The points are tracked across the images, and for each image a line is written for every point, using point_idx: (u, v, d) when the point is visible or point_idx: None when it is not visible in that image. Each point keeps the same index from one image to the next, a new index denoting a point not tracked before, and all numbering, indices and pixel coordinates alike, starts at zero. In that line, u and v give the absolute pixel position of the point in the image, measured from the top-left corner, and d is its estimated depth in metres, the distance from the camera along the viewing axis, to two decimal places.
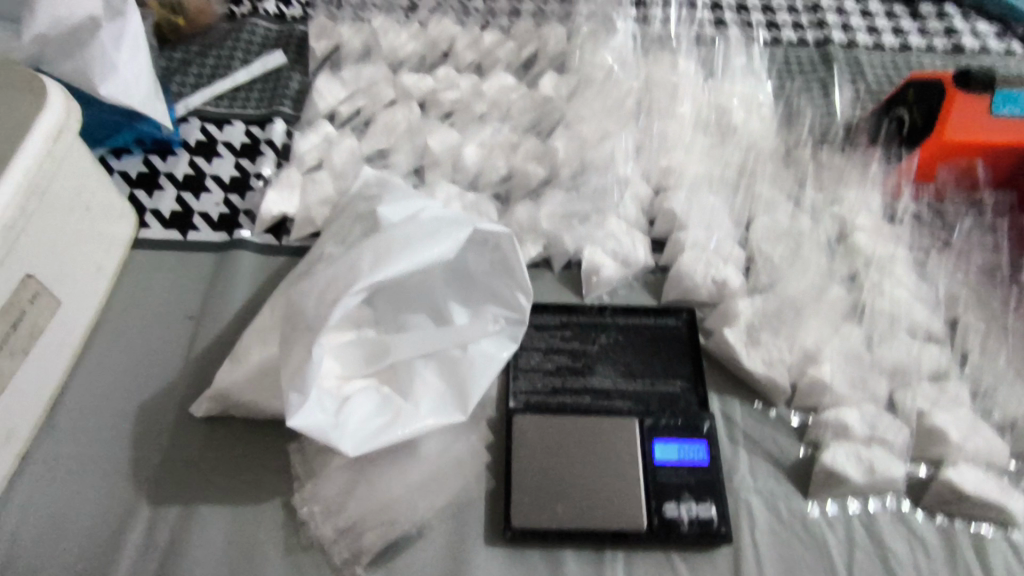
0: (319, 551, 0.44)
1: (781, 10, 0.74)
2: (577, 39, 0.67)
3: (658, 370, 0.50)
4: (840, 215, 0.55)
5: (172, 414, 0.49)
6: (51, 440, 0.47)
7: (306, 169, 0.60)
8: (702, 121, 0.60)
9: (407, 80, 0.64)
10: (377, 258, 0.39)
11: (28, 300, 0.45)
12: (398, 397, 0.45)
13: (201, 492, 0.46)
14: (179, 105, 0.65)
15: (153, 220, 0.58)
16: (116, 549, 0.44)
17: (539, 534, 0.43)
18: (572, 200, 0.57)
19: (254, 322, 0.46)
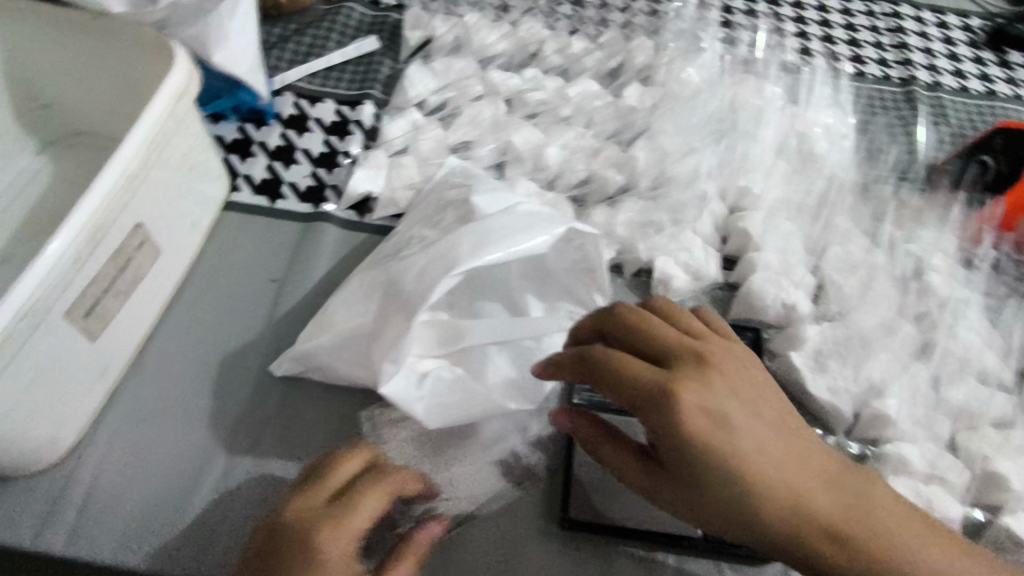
0: (382, 517, 0.46)
1: (868, 45, 0.74)
2: (664, 52, 0.68)
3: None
4: (916, 254, 0.55)
5: (250, 371, 0.51)
6: (138, 382, 0.50)
7: (392, 152, 0.62)
8: (783, 146, 0.61)
9: (496, 77, 0.66)
10: (477, 244, 0.41)
11: (135, 248, 0.47)
12: (471, 379, 0.47)
13: (274, 448, 0.48)
14: (277, 78, 0.67)
15: (244, 185, 0.61)
16: (193, 491, 0.46)
17: (595, 528, 0.45)
18: (649, 210, 0.58)
19: (342, 289, 0.49)
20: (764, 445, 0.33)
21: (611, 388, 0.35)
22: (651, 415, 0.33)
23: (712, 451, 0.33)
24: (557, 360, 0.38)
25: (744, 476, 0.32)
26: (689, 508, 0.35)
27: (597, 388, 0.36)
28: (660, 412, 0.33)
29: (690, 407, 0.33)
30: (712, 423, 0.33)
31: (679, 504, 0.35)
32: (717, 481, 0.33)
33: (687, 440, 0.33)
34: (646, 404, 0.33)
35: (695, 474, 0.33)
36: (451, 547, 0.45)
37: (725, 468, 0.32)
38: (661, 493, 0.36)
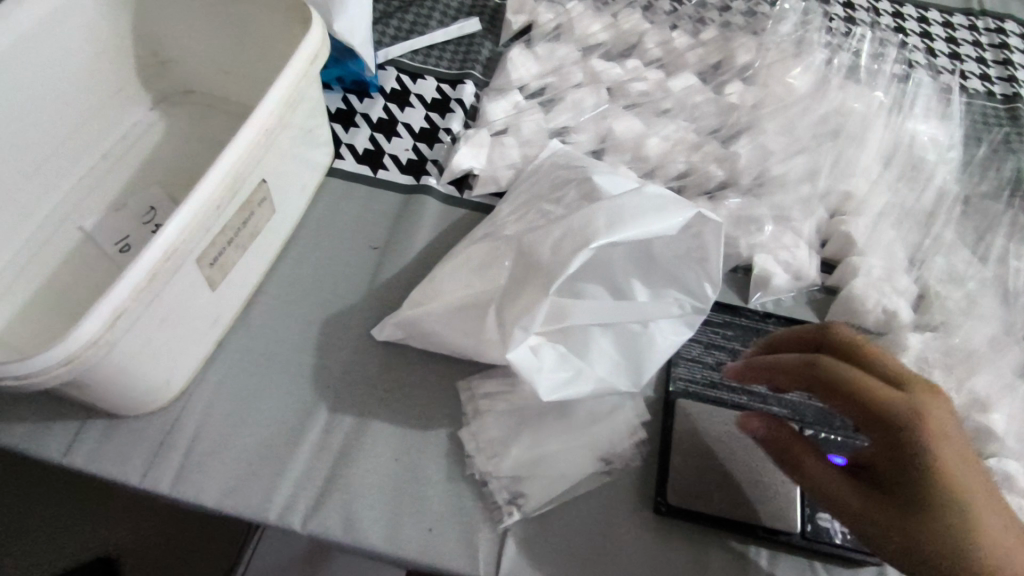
0: (479, 485, 0.46)
1: (969, 60, 0.73)
2: (767, 52, 0.67)
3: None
4: (1022, 273, 0.55)
5: (352, 332, 0.52)
6: (243, 335, 0.51)
7: (495, 132, 0.62)
8: (888, 153, 0.60)
9: (597, 65, 0.66)
10: (611, 220, 0.42)
11: (257, 203, 0.48)
12: (576, 358, 0.48)
13: (374, 408, 0.49)
14: (380, 52, 0.68)
15: (347, 154, 0.62)
16: (295, 444, 0.47)
17: (693, 515, 0.45)
18: (751, 206, 0.57)
19: (451, 259, 0.50)
20: (977, 482, 0.37)
21: (851, 395, 0.38)
22: (892, 423, 0.37)
23: (939, 469, 0.36)
24: (783, 365, 0.42)
25: (961, 504, 0.35)
26: (893, 525, 0.36)
27: (829, 396, 0.39)
28: (901, 422, 0.37)
29: (933, 426, 0.37)
30: (945, 447, 0.37)
31: (888, 522, 0.37)
32: (937, 501, 0.36)
33: (924, 454, 0.36)
34: (891, 414, 0.37)
35: (921, 488, 0.36)
36: (548, 521, 0.45)
37: (944, 489, 0.36)
38: (866, 507, 0.37)
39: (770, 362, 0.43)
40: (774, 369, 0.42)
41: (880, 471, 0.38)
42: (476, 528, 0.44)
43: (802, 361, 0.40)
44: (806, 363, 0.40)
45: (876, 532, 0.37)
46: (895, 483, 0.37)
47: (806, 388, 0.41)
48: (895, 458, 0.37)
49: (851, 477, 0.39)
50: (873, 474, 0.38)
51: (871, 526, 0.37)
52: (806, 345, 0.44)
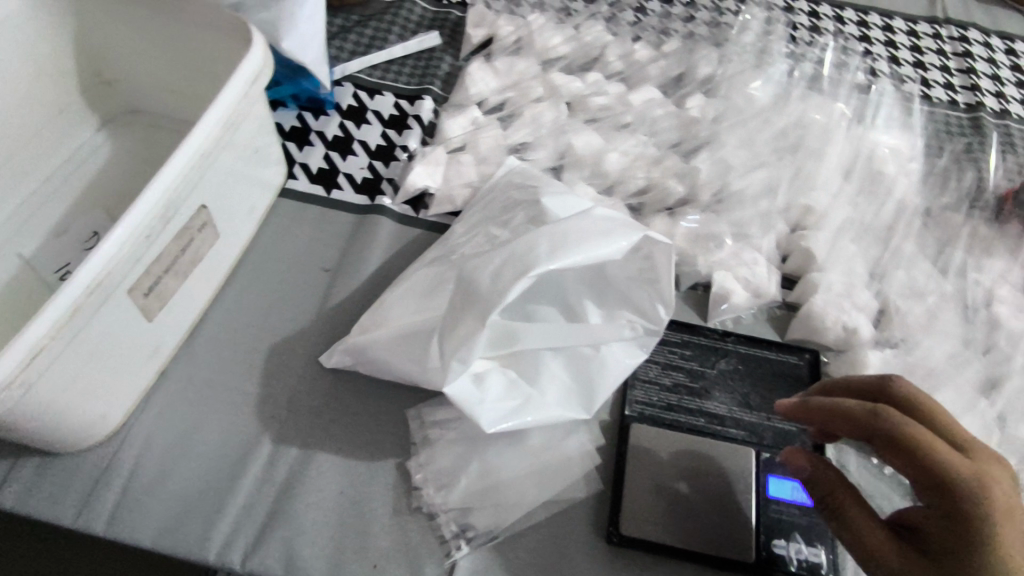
0: (426, 517, 0.45)
1: (934, 68, 0.73)
2: (729, 64, 0.66)
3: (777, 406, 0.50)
4: (984, 286, 0.54)
5: (301, 359, 0.51)
6: (187, 363, 0.50)
7: (451, 149, 0.61)
8: (849, 166, 0.60)
9: (557, 79, 0.65)
10: (554, 245, 0.42)
11: (198, 229, 0.47)
12: (526, 384, 0.47)
13: (321, 438, 0.47)
14: (337, 68, 0.67)
15: (300, 173, 0.61)
16: (236, 478, 0.45)
17: (645, 544, 0.44)
18: (709, 222, 0.56)
19: (400, 283, 0.49)
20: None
21: (917, 454, 0.34)
22: (959, 492, 0.33)
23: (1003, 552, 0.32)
24: (841, 407, 0.37)
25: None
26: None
27: (890, 451, 0.35)
28: (967, 491, 0.33)
29: (1001, 501, 0.33)
30: (1012, 527, 0.33)
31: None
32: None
33: (987, 530, 0.33)
34: (958, 481, 0.33)
35: (979, 567, 0.32)
36: (496, 553, 0.44)
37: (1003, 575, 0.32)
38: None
39: (825, 401, 0.38)
40: (829, 411, 0.38)
41: (932, 540, 0.34)
42: (423, 562, 0.43)
43: (865, 407, 0.36)
44: (867, 410, 0.36)
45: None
46: (948, 556, 0.33)
47: (863, 436, 0.37)
48: (952, 528, 0.33)
49: (895, 539, 0.36)
50: (921, 541, 0.35)
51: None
52: (864, 390, 0.40)
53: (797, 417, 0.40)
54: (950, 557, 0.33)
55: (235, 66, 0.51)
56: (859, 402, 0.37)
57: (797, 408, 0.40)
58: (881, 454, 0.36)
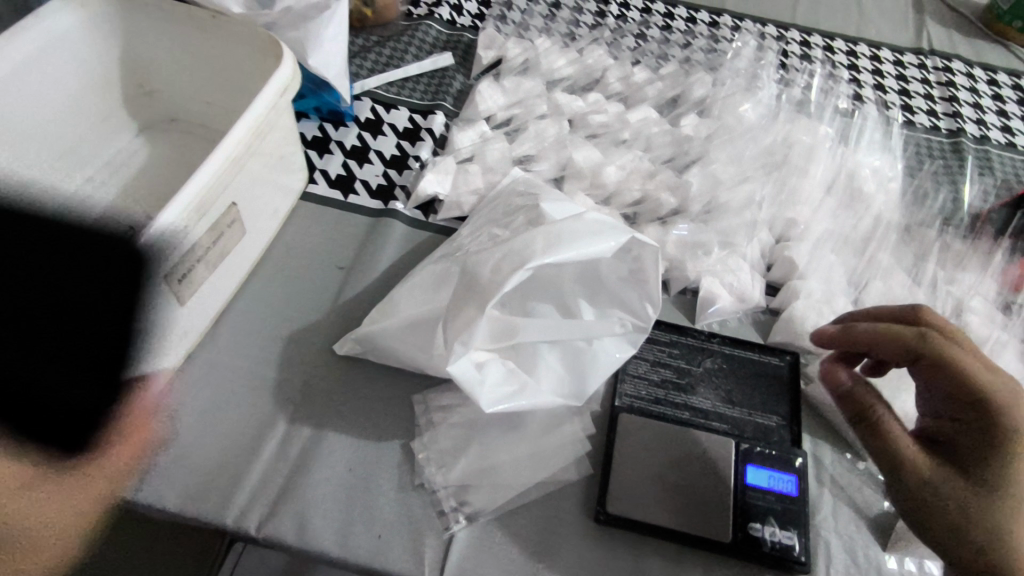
0: (427, 493, 0.48)
1: (918, 96, 0.77)
2: (721, 88, 0.71)
3: (756, 401, 0.53)
4: (956, 295, 0.57)
5: (315, 347, 0.55)
6: (212, 348, 0.54)
7: (460, 159, 0.66)
8: (831, 184, 0.64)
9: (561, 98, 0.70)
10: (548, 245, 0.46)
11: (227, 225, 0.52)
12: (523, 372, 0.50)
13: (332, 419, 0.51)
14: (357, 84, 0.73)
15: (320, 179, 0.65)
16: (254, 452, 0.49)
17: (629, 523, 0.47)
18: (698, 231, 0.61)
19: (408, 279, 0.53)
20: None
21: (959, 371, 0.40)
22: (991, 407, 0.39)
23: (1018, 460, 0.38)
24: (892, 332, 0.43)
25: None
26: (955, 500, 0.38)
27: (934, 369, 0.41)
28: (997, 406, 0.39)
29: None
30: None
31: (951, 496, 0.39)
32: (1007, 489, 0.38)
33: (1009, 442, 0.39)
34: (990, 398, 0.39)
35: (996, 469, 0.38)
36: (490, 528, 0.47)
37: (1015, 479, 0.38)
38: (937, 477, 0.39)
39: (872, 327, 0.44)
40: (879, 336, 0.43)
41: (958, 451, 0.40)
42: (423, 534, 0.47)
43: (917, 330, 0.42)
44: (918, 335, 0.42)
45: (938, 502, 0.39)
46: (971, 462, 0.39)
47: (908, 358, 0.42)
48: (978, 439, 0.39)
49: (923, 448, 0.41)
50: (946, 452, 0.41)
51: (934, 496, 0.39)
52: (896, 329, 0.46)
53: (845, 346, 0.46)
54: (973, 461, 0.39)
55: (265, 80, 0.56)
56: (910, 327, 0.42)
57: (847, 335, 0.45)
58: (923, 374, 0.42)
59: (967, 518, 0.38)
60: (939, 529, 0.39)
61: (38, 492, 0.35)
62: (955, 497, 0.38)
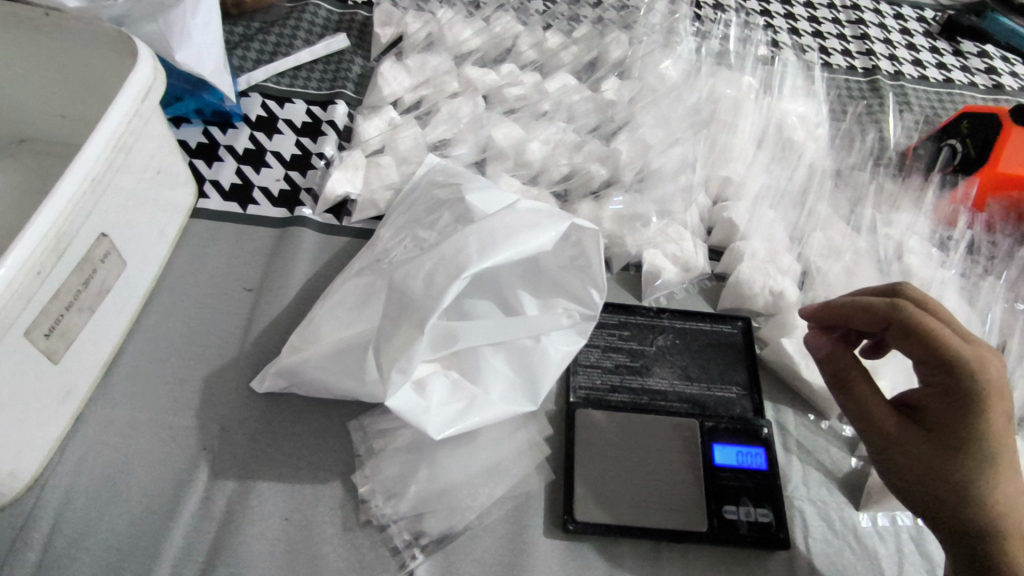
0: (377, 531, 0.43)
1: (832, 37, 0.76)
2: (640, 47, 0.67)
3: (712, 371, 0.51)
4: (895, 238, 0.56)
5: (231, 385, 0.48)
6: (106, 402, 0.47)
7: (370, 152, 0.59)
8: (761, 136, 0.62)
9: (472, 73, 0.64)
10: (483, 244, 0.39)
11: (100, 259, 0.44)
12: (467, 382, 0.46)
13: (259, 464, 0.45)
14: (242, 78, 0.64)
15: (212, 191, 0.58)
16: (171, 517, 0.43)
17: (599, 528, 0.43)
18: (634, 201, 0.57)
19: (328, 297, 0.47)
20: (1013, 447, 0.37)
21: (927, 342, 0.36)
22: (962, 377, 0.36)
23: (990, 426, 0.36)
24: (863, 305, 0.39)
25: (995, 455, 0.36)
26: (923, 462, 0.37)
27: (902, 339, 0.38)
28: (969, 376, 0.36)
29: (997, 382, 0.36)
30: (1003, 408, 0.36)
31: (920, 462, 0.38)
32: (973, 451, 0.36)
33: (983, 409, 0.36)
34: (961, 365, 0.36)
35: (967, 436, 0.36)
36: (452, 558, 0.43)
37: (989, 442, 0.36)
38: (910, 443, 0.38)
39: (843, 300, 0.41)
40: (851, 308, 0.40)
41: (931, 417, 0.38)
42: None
43: (887, 302, 0.38)
44: (888, 306, 0.38)
45: (909, 463, 0.38)
46: (943, 427, 0.37)
47: (882, 329, 0.39)
48: (949, 408, 0.37)
49: (898, 415, 0.39)
50: (921, 417, 0.38)
51: (903, 457, 0.38)
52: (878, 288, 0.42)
53: (823, 317, 0.42)
54: (944, 431, 0.37)
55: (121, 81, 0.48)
56: (882, 300, 0.39)
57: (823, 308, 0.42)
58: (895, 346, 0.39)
59: (936, 479, 0.37)
60: (914, 491, 0.38)
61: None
62: (925, 463, 0.37)
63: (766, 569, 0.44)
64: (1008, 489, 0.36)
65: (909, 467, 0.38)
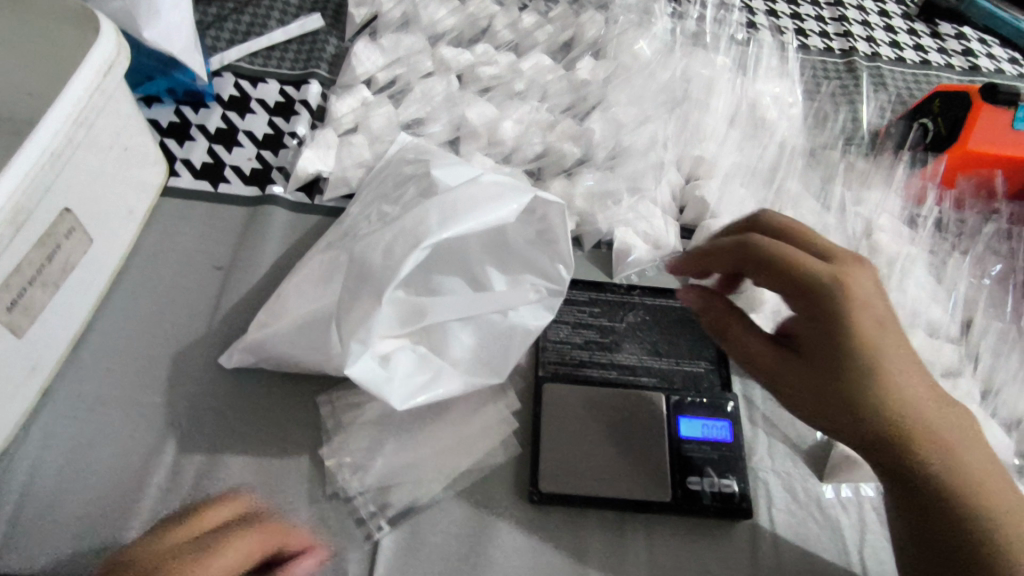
0: (344, 503, 0.44)
1: (809, 19, 0.76)
2: (616, 26, 0.66)
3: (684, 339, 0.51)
4: (865, 215, 0.57)
5: (199, 361, 0.48)
6: (74, 379, 0.47)
7: (342, 131, 0.59)
8: (734, 116, 0.62)
9: (446, 53, 0.64)
10: (445, 215, 0.39)
11: (64, 234, 0.44)
12: (434, 356, 0.46)
13: (227, 439, 0.45)
14: (215, 58, 0.64)
15: (183, 170, 0.58)
16: (137, 490, 0.43)
17: (564, 499, 0.44)
18: (607, 179, 0.57)
19: (296, 273, 0.47)
20: (900, 345, 0.37)
21: (777, 269, 0.38)
22: (812, 293, 0.37)
23: (854, 334, 0.36)
24: (717, 249, 0.42)
25: (870, 364, 0.36)
26: (805, 385, 0.38)
27: (756, 271, 0.40)
28: (815, 288, 0.37)
29: (852, 289, 0.37)
30: (867, 313, 0.37)
31: (807, 387, 0.38)
32: (849, 363, 0.36)
33: (846, 319, 0.36)
34: (812, 283, 0.37)
35: (841, 351, 0.36)
36: (419, 529, 0.43)
37: (858, 351, 0.36)
38: (793, 370, 0.38)
39: (704, 249, 0.44)
40: (710, 254, 0.43)
41: (801, 338, 0.38)
42: (346, 550, 0.42)
43: (731, 240, 0.41)
44: (737, 243, 0.41)
45: (794, 393, 0.38)
46: (811, 346, 0.38)
47: (741, 267, 0.41)
48: (814, 324, 0.37)
49: (776, 343, 0.40)
50: (796, 341, 0.39)
51: (787, 386, 0.39)
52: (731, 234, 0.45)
53: (696, 271, 0.45)
54: (818, 350, 0.37)
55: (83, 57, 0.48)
56: (728, 239, 0.41)
57: (691, 261, 0.45)
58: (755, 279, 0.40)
59: (822, 403, 0.37)
60: (814, 418, 0.38)
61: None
62: (812, 387, 0.37)
63: (731, 539, 0.45)
64: (904, 393, 0.36)
65: (794, 395, 0.38)
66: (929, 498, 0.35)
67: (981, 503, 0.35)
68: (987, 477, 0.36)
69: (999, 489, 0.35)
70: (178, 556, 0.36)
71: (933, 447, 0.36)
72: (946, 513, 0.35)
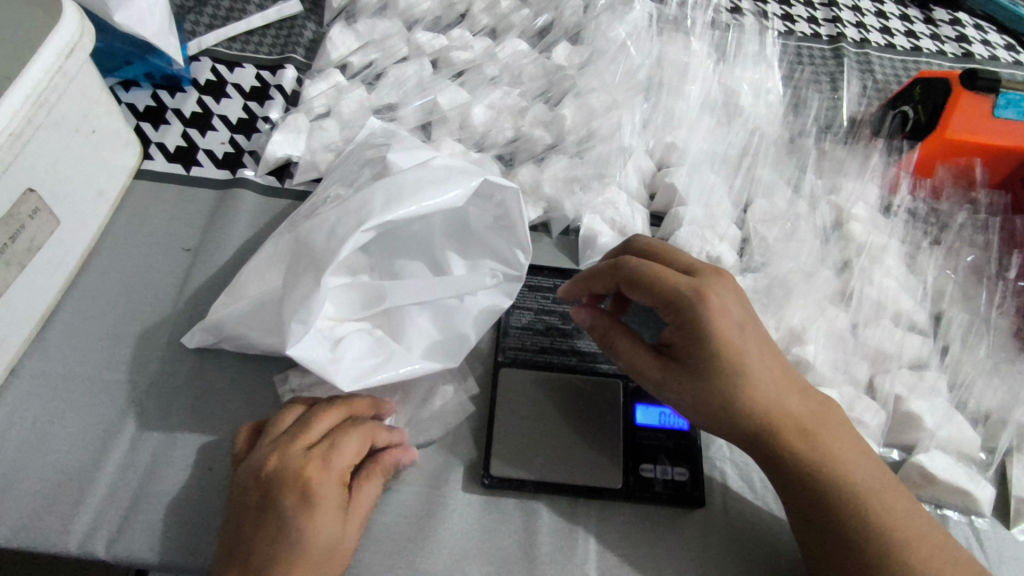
0: None
1: (798, 4, 0.75)
2: (594, 10, 0.66)
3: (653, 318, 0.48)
4: (837, 204, 0.56)
5: (163, 341, 0.49)
6: (41, 356, 0.48)
7: (314, 116, 0.59)
8: (709, 102, 0.61)
9: (421, 38, 0.64)
10: (389, 198, 0.40)
11: (29, 215, 0.44)
12: (390, 340, 0.46)
13: (186, 418, 0.46)
14: (192, 43, 0.64)
15: (157, 153, 0.58)
16: (97, 466, 0.44)
17: (516, 483, 0.44)
18: (575, 165, 0.57)
19: (256, 255, 0.47)
20: (766, 348, 0.40)
21: (648, 287, 0.40)
22: (680, 309, 0.39)
23: (722, 344, 0.38)
24: (596, 272, 0.43)
25: (739, 370, 0.38)
26: (687, 393, 0.39)
27: (632, 289, 0.41)
28: (682, 303, 0.39)
29: (714, 304, 0.38)
30: (730, 323, 0.38)
31: (688, 397, 0.39)
32: (721, 370, 0.38)
33: (710, 333, 0.38)
34: (678, 299, 0.39)
35: (709, 362, 0.38)
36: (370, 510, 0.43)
37: (727, 360, 0.38)
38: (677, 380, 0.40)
39: (583, 273, 0.45)
40: (589, 276, 0.44)
41: (677, 348, 0.40)
42: None
43: (607, 262, 0.42)
44: (612, 265, 0.42)
45: (678, 400, 0.40)
46: (686, 357, 0.39)
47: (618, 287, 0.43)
48: (686, 337, 0.39)
49: (658, 356, 0.41)
50: (673, 352, 0.41)
51: (673, 395, 0.41)
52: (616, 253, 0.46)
53: (580, 294, 0.46)
54: (691, 363, 0.39)
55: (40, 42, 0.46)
56: (605, 262, 0.43)
57: (573, 285, 0.46)
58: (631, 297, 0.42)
59: (704, 410, 0.39)
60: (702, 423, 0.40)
61: (323, 507, 0.37)
62: (692, 396, 0.39)
63: (684, 527, 0.44)
64: (775, 398, 0.38)
65: (680, 403, 0.40)
66: (809, 493, 0.38)
67: (851, 488, 0.38)
68: (854, 462, 0.39)
69: (865, 469, 0.39)
70: (266, 465, 0.38)
71: (798, 437, 0.39)
72: (822, 500, 0.38)
